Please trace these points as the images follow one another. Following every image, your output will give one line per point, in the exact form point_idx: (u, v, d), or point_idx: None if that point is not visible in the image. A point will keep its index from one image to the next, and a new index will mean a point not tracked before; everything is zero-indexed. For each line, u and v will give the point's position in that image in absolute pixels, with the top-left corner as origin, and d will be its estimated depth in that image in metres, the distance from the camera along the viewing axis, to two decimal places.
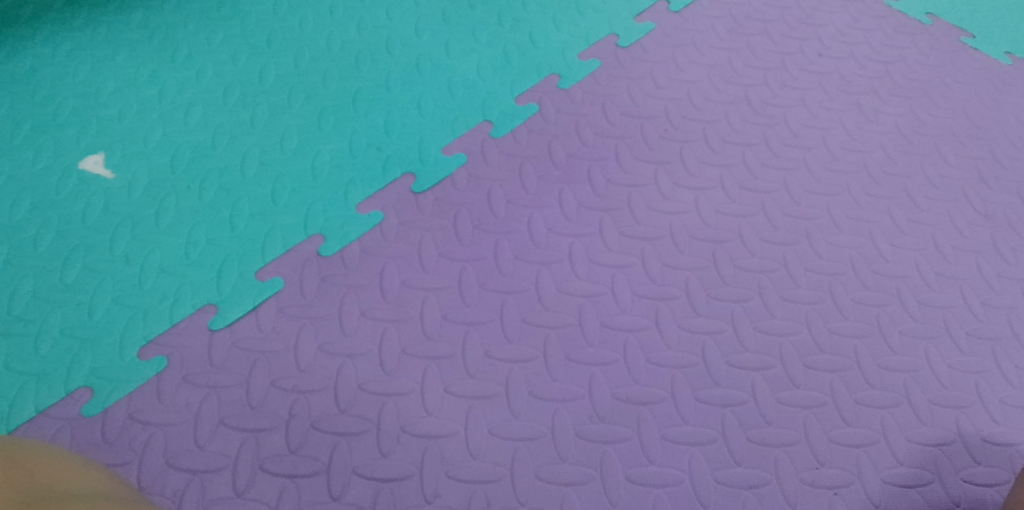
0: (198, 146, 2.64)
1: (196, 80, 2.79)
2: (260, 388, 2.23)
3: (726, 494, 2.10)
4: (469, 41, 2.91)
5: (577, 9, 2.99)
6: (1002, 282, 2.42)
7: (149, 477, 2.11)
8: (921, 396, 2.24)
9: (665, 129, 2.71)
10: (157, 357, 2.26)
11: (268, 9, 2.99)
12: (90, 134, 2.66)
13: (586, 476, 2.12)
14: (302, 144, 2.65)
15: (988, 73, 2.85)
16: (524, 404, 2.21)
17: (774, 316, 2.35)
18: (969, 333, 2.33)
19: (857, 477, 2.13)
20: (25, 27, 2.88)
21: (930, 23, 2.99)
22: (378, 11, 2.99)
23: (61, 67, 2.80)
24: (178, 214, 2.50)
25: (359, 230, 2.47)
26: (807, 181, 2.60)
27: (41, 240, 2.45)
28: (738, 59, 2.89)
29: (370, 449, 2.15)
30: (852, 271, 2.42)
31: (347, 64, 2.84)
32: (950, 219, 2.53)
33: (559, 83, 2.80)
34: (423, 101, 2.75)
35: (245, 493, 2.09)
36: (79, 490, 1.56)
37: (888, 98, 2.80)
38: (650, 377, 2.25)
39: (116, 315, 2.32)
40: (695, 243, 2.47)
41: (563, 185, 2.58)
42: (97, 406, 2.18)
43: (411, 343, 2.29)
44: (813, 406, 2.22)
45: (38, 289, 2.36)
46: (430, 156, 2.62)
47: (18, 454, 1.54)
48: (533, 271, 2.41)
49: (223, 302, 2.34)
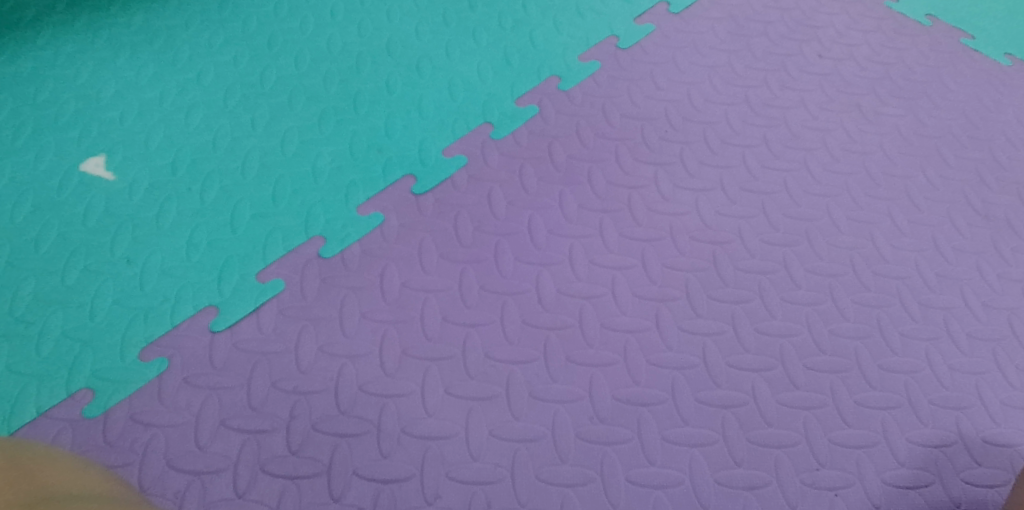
0: (199, 148, 2.65)
1: (198, 83, 2.79)
2: (262, 389, 2.23)
3: (726, 496, 2.10)
4: (469, 42, 2.91)
5: (577, 11, 3.00)
6: (1003, 283, 2.42)
7: (150, 478, 2.11)
8: (921, 397, 2.24)
9: (664, 131, 2.71)
10: (159, 359, 2.26)
11: (268, 11, 3.00)
12: (92, 137, 2.67)
13: (586, 478, 2.12)
14: (303, 146, 2.65)
15: (990, 74, 2.85)
16: (524, 406, 2.21)
17: (774, 318, 2.35)
18: (969, 335, 2.33)
19: (858, 478, 2.13)
20: (27, 29, 2.89)
21: (930, 24, 2.98)
22: (379, 14, 3.00)
23: (63, 70, 2.80)
24: (179, 215, 2.51)
25: (360, 232, 2.47)
26: (807, 182, 2.60)
27: (43, 243, 2.46)
28: (738, 60, 2.90)
29: (370, 451, 2.15)
30: (853, 272, 2.43)
31: (348, 66, 2.85)
32: (951, 220, 2.53)
33: (559, 85, 2.80)
34: (423, 103, 2.75)
35: (245, 494, 2.09)
36: (79, 489, 1.57)
37: (890, 98, 2.80)
38: (650, 379, 2.25)
39: (117, 317, 2.33)
40: (695, 244, 2.47)
41: (563, 186, 2.58)
42: (99, 407, 2.19)
43: (411, 345, 2.30)
44: (813, 407, 2.22)
45: (40, 291, 2.38)
46: (431, 158, 2.62)
47: (18, 454, 1.56)
48: (533, 272, 2.42)
49: (224, 304, 2.35)
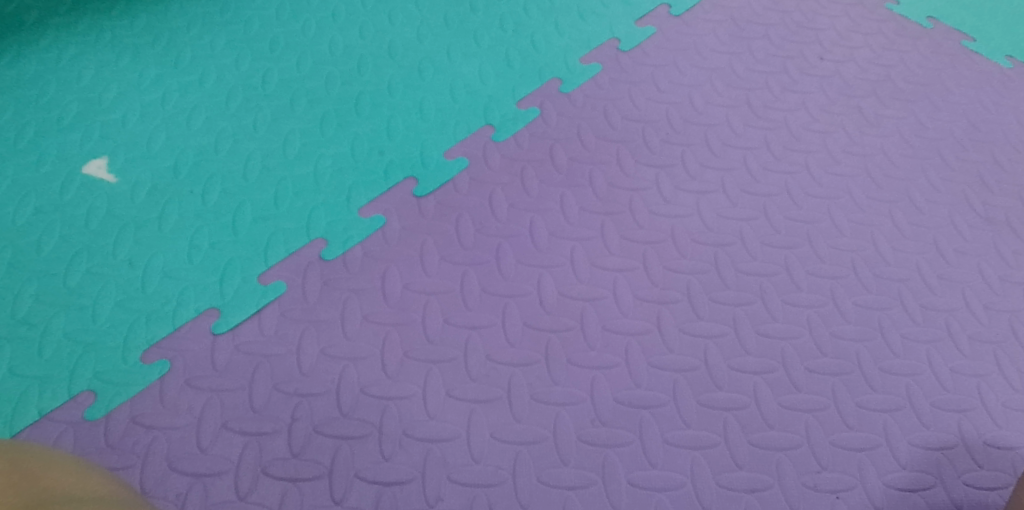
0: (201, 151, 2.65)
1: (200, 86, 2.80)
2: (263, 392, 2.23)
3: (727, 498, 2.10)
4: (471, 45, 2.91)
5: (578, 14, 3.00)
6: (1003, 285, 2.41)
7: (152, 481, 2.11)
8: (924, 400, 2.24)
9: (665, 133, 2.71)
10: (161, 361, 2.26)
11: (270, 14, 3.00)
12: (94, 139, 2.66)
13: (587, 480, 2.11)
14: (305, 149, 2.65)
15: (989, 77, 2.84)
16: (525, 409, 2.21)
17: (776, 320, 2.35)
18: (970, 338, 2.33)
19: (859, 481, 2.12)
20: (29, 32, 2.89)
21: (931, 26, 2.99)
22: (380, 17, 3.00)
23: (65, 73, 2.80)
24: (181, 218, 2.51)
25: (362, 234, 2.47)
26: (809, 183, 2.60)
27: (45, 245, 2.46)
28: (738, 62, 2.90)
29: (371, 453, 2.15)
30: (855, 274, 2.42)
31: (350, 69, 2.85)
32: (953, 223, 2.53)
33: (560, 87, 2.80)
34: (425, 105, 2.75)
35: (247, 496, 2.09)
36: (84, 493, 1.56)
37: (889, 102, 2.80)
38: (651, 381, 2.25)
39: (119, 319, 2.33)
40: (696, 246, 2.47)
41: (565, 189, 2.58)
42: (101, 409, 2.19)
43: (412, 348, 2.30)
44: (817, 410, 2.21)
45: (42, 293, 2.37)
46: (433, 160, 2.62)
47: (23, 458, 1.55)
48: (532, 275, 2.41)
49: (226, 306, 2.35)
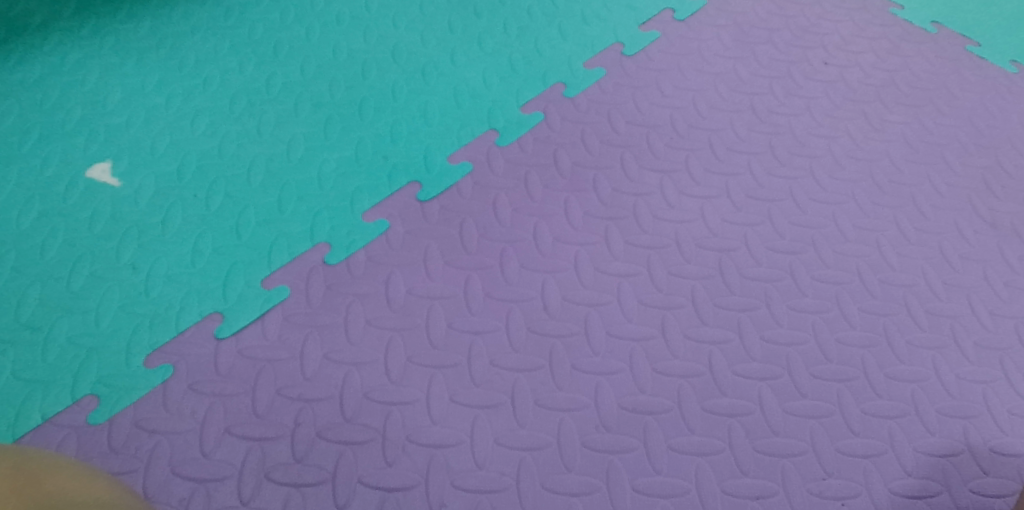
0: (205, 154, 2.61)
1: (204, 89, 2.76)
2: (266, 396, 2.20)
3: (733, 504, 2.10)
4: (474, 49, 2.91)
5: (583, 19, 3.01)
6: (1010, 291, 2.43)
7: (154, 486, 2.07)
8: (929, 406, 2.25)
9: (670, 138, 2.72)
10: (163, 365, 2.22)
11: (275, 17, 2.97)
12: (98, 143, 2.62)
13: (592, 487, 2.11)
14: (309, 153, 2.62)
15: (994, 82, 2.88)
16: (530, 415, 2.20)
17: (781, 325, 2.36)
18: (976, 344, 2.35)
19: (864, 488, 2.13)
20: (34, 35, 2.84)
21: (935, 31, 3.03)
22: (385, 21, 2.98)
23: (69, 76, 2.76)
24: (185, 221, 2.47)
25: (365, 239, 2.45)
26: (813, 190, 2.62)
27: (48, 248, 2.41)
28: (742, 68, 2.92)
29: (375, 459, 2.12)
30: (859, 280, 2.45)
31: (354, 73, 2.82)
32: (957, 229, 2.55)
33: (564, 92, 2.81)
34: (429, 110, 2.73)
35: (250, 502, 2.06)
36: (90, 495, 1.52)
37: (893, 107, 2.83)
38: (656, 387, 2.25)
39: (122, 323, 2.29)
40: (701, 252, 2.48)
41: (569, 193, 2.58)
42: (104, 414, 2.15)
43: (417, 352, 2.28)
44: (821, 416, 2.23)
45: (45, 298, 2.32)
46: (436, 165, 2.61)
47: (30, 458, 1.52)
48: (537, 280, 2.41)
49: (229, 310, 2.31)
